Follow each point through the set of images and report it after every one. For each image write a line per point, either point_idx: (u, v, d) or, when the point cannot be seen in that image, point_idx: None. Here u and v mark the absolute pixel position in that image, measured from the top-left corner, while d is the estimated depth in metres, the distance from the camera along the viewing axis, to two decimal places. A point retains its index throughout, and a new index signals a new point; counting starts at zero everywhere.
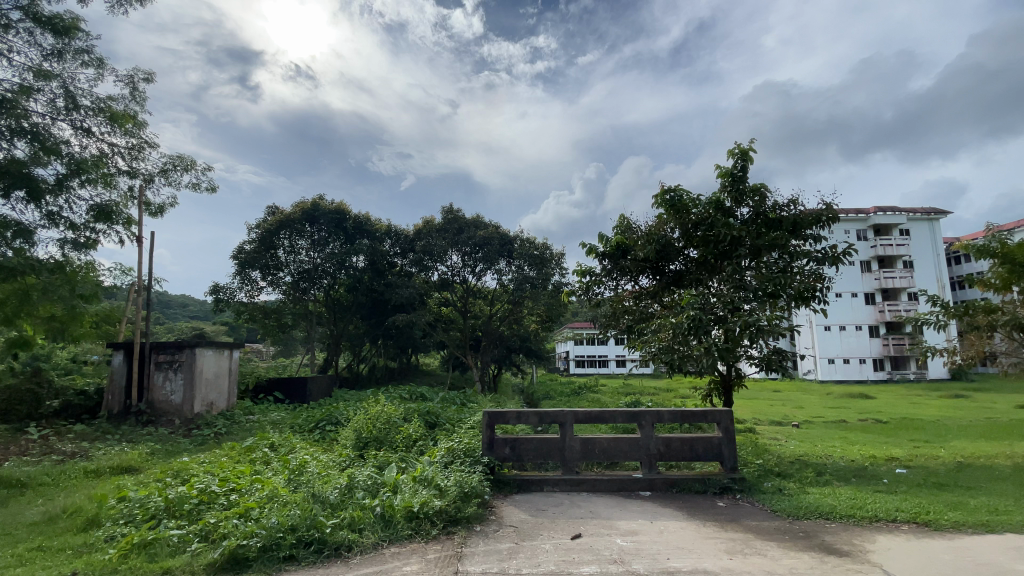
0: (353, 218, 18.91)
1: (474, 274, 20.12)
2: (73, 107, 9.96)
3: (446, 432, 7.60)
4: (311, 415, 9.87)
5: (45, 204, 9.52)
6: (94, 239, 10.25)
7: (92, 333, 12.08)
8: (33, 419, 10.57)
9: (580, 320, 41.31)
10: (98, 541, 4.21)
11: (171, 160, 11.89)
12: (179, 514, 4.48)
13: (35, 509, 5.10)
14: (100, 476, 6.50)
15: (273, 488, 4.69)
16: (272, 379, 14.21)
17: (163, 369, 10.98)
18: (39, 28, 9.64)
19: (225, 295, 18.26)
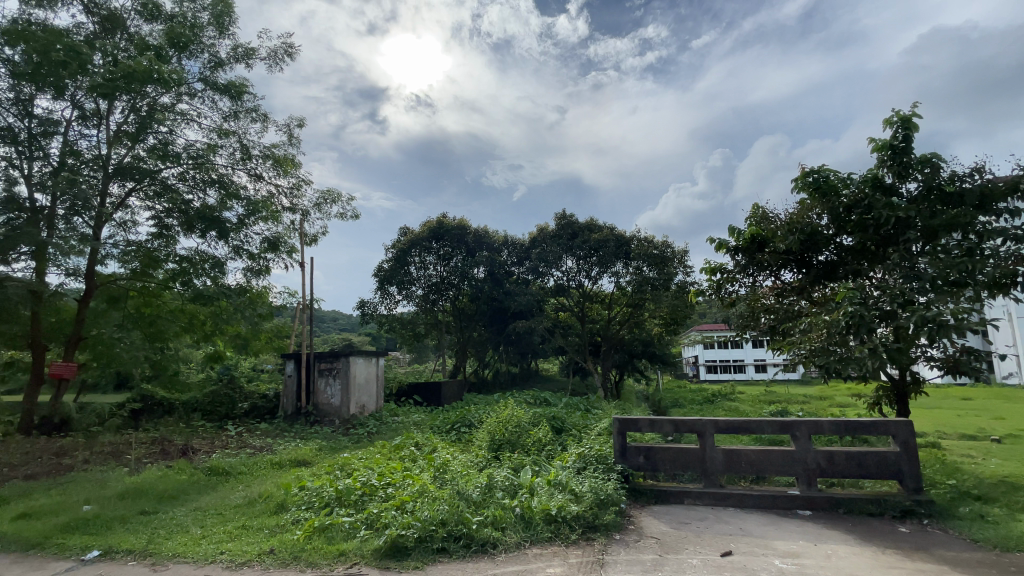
0: (474, 232, 19.90)
1: (590, 278, 19.90)
2: (247, 157, 11.98)
3: (575, 438, 7.59)
4: (446, 418, 10.58)
5: (231, 240, 11.54)
6: (266, 266, 12.14)
7: (269, 346, 14.33)
8: (230, 418, 12.86)
9: (709, 322, 38.68)
10: (286, 523, 4.94)
11: (322, 195, 13.67)
12: (347, 503, 5.09)
13: (239, 494, 6.16)
14: (282, 468, 7.64)
15: (422, 484, 5.09)
16: (411, 384, 15.50)
17: (325, 375, 12.60)
18: (219, 95, 11.80)
19: (368, 309, 20.44)
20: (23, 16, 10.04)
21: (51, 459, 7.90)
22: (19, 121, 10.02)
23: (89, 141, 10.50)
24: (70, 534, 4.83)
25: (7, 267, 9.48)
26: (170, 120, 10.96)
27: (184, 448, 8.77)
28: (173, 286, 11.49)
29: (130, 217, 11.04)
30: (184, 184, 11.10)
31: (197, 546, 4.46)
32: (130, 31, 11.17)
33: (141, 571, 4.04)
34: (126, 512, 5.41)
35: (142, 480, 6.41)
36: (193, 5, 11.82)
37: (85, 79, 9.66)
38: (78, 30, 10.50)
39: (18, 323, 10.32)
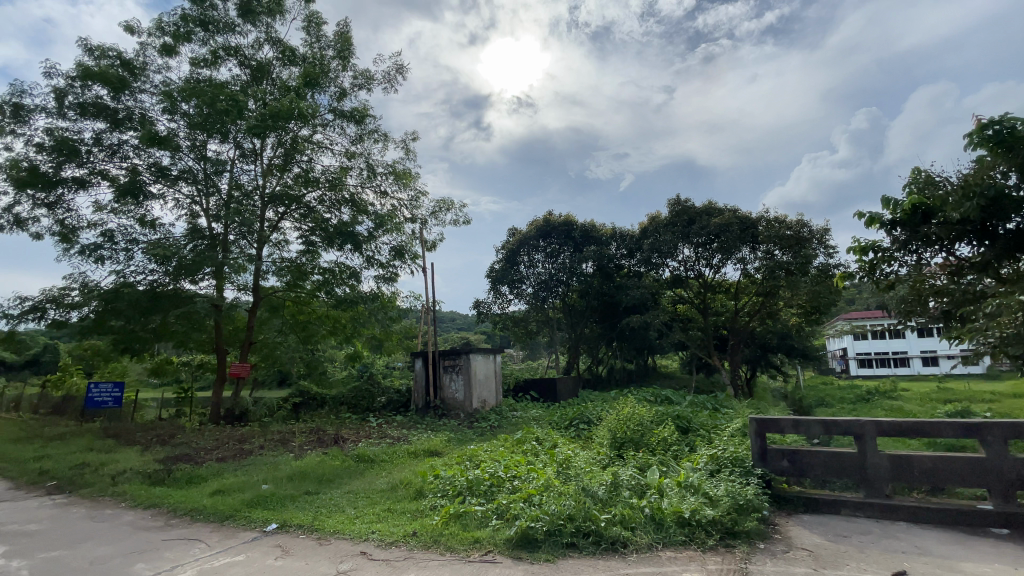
0: (581, 227, 19.71)
1: (712, 267, 18.61)
2: (373, 175, 13.18)
3: (704, 439, 7.15)
4: (565, 414, 10.61)
5: (364, 251, 12.79)
6: (394, 273, 13.24)
7: (399, 346, 15.61)
8: (371, 411, 14.25)
9: (857, 311, 33.90)
10: (425, 509, 5.33)
11: (438, 204, 14.55)
12: (478, 493, 5.35)
13: (383, 480, 6.80)
14: (417, 457, 8.27)
15: (547, 478, 5.17)
16: (528, 380, 15.83)
17: (449, 371, 13.39)
18: (346, 122, 13.14)
19: (483, 309, 21.30)
20: (196, 77, 12.11)
21: (237, 444, 9.43)
22: (198, 164, 12.12)
23: (249, 175, 12.36)
24: (253, 509, 5.72)
25: (196, 286, 11.53)
26: (308, 149, 12.45)
27: (335, 437, 9.92)
28: (319, 295, 13.07)
29: (282, 237, 12.77)
30: (322, 205, 12.54)
31: (352, 525, 5.01)
32: (274, 76, 12.90)
33: (309, 544, 4.65)
34: (294, 492, 6.26)
35: (304, 464, 7.37)
36: (320, 45, 13.31)
37: (243, 123, 11.37)
38: (235, 82, 12.40)
39: (206, 331, 12.50)
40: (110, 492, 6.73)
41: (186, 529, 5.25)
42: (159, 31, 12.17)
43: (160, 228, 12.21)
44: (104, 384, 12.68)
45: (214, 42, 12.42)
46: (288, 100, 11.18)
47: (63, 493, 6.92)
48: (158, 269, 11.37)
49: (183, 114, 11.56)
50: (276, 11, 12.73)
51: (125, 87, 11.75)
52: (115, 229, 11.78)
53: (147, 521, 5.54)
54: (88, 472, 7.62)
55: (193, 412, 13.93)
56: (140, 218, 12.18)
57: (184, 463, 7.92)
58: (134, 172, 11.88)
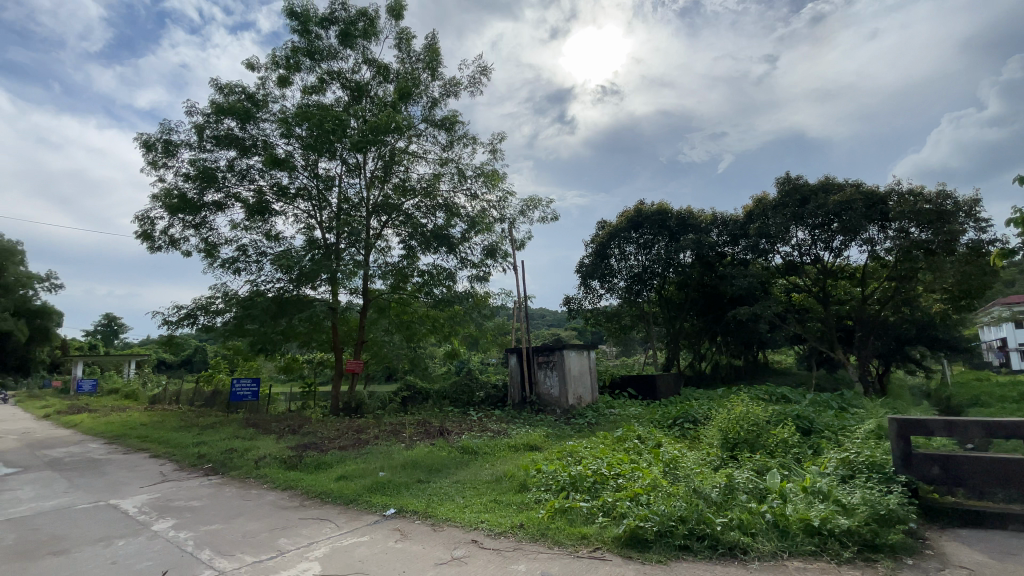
0: (676, 215, 18.77)
1: (832, 250, 16.80)
2: (463, 179, 13.65)
3: (830, 442, 6.46)
4: (667, 412, 10.20)
5: (458, 253, 13.29)
6: (487, 272, 13.60)
7: (495, 342, 16.03)
8: (471, 405, 14.81)
9: (1019, 295, 28.66)
10: (530, 502, 5.42)
11: (526, 202, 14.70)
12: (581, 488, 5.32)
13: (488, 471, 7.04)
14: (518, 451, 8.44)
15: (654, 478, 5.01)
16: (625, 376, 15.45)
17: (544, 367, 13.45)
18: (438, 130, 13.75)
19: (574, 304, 21.14)
20: (307, 102, 13.38)
21: (355, 434, 10.31)
22: (311, 182, 13.39)
23: (354, 188, 13.41)
24: (373, 494, 6.21)
25: (315, 291, 12.77)
26: (404, 159, 13.21)
27: (441, 429, 10.45)
28: (419, 295, 13.85)
29: (385, 244, 13.70)
30: (419, 211, 13.25)
31: (462, 513, 5.24)
32: (371, 94, 13.85)
33: (425, 529, 4.94)
34: (407, 479, 6.70)
35: (415, 453, 7.86)
36: (411, 59, 14.05)
37: (347, 140, 12.35)
38: (338, 103, 13.50)
39: (324, 331, 13.79)
40: (254, 474, 7.69)
41: (317, 510, 5.83)
42: (274, 65, 13.62)
43: (283, 241, 13.68)
44: (245, 379, 14.50)
45: (320, 69, 13.63)
46: (386, 114, 11.96)
47: (218, 474, 8.04)
48: (283, 278, 12.75)
49: (297, 137, 12.83)
50: (371, 33, 13.65)
51: (249, 118, 13.31)
52: (247, 244, 13.41)
53: (285, 501, 6.25)
54: (236, 457, 8.76)
55: (316, 405, 15.48)
56: (267, 234, 13.74)
57: (312, 450, 8.82)
58: (260, 192, 13.42)
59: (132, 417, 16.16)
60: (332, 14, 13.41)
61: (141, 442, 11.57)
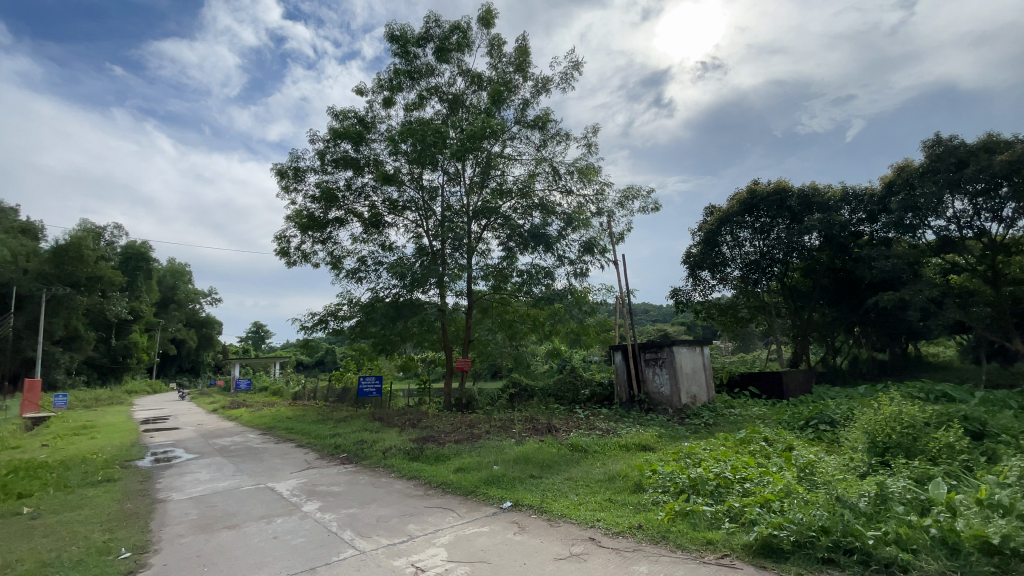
0: (797, 194, 17.02)
1: (1002, 219, 14.16)
2: (558, 176, 13.65)
3: (1012, 449, 5.43)
4: (796, 412, 9.30)
5: (556, 250, 13.33)
6: (586, 268, 13.45)
7: (598, 339, 15.81)
8: (577, 403, 14.76)
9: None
10: (648, 503, 5.26)
11: (625, 193, 14.28)
12: (703, 492, 5.04)
13: (599, 470, 6.97)
14: (630, 450, 8.25)
15: (787, 484, 4.60)
16: (745, 374, 14.37)
17: (652, 364, 12.94)
18: (531, 131, 13.89)
19: (683, 297, 20.10)
20: (410, 119, 14.29)
21: (468, 429, 10.81)
22: (418, 193, 14.29)
23: (456, 196, 14.06)
24: (490, 486, 6.46)
25: (425, 295, 13.60)
26: (500, 163, 13.55)
27: (549, 426, 10.56)
28: (520, 294, 14.13)
29: (485, 247, 14.15)
30: (517, 213, 13.51)
31: (578, 510, 5.25)
32: (467, 103, 14.41)
33: (542, 524, 5.04)
34: (520, 474, 6.87)
35: (526, 449, 8.02)
36: (502, 64, 14.35)
37: (447, 150, 12.96)
38: (438, 116, 14.25)
39: (435, 332, 14.64)
40: (383, 464, 8.42)
41: (439, 499, 6.21)
42: (380, 88, 14.74)
43: (395, 250, 14.77)
44: (369, 377, 15.89)
45: (419, 86, 14.48)
46: (481, 121, 12.34)
47: (352, 462, 8.93)
48: (397, 284, 13.74)
49: (403, 152, 13.75)
50: (464, 45, 14.20)
51: (362, 140, 14.56)
52: (366, 255, 14.68)
53: (411, 490, 6.75)
54: (366, 447, 9.65)
55: (431, 401, 16.50)
56: (381, 244, 14.94)
57: (431, 443, 9.43)
58: (374, 207, 14.61)
59: (280, 412, 18.53)
60: (427, 32, 14.15)
61: (289, 433, 13.23)
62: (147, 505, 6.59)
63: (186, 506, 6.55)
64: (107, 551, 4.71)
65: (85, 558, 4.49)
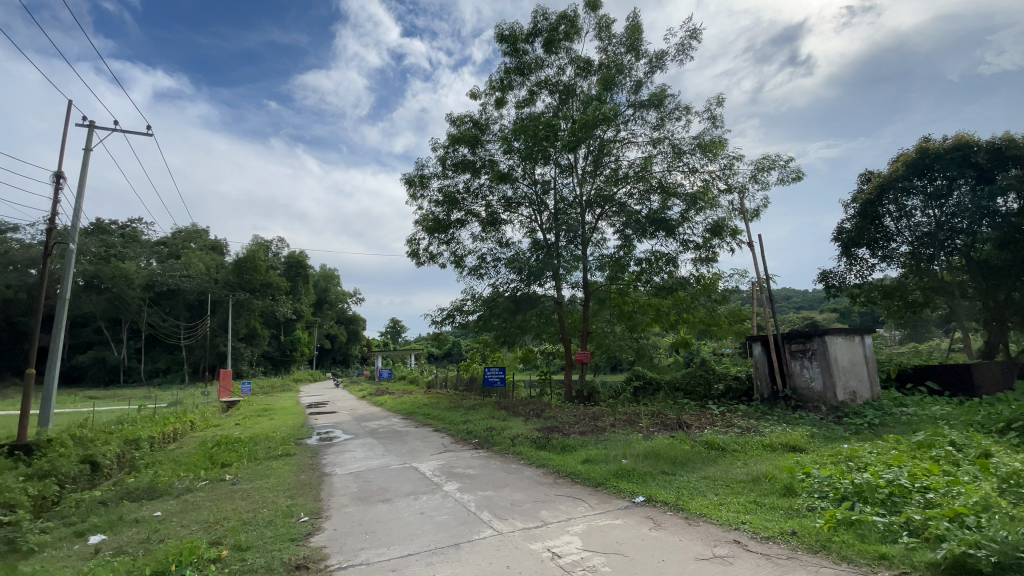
0: (986, 147, 14.01)
1: None
2: (679, 155, 12.86)
3: None
4: (994, 413, 7.67)
5: (679, 236, 12.63)
6: (714, 253, 12.53)
7: (731, 329, 14.64)
8: (709, 397, 13.81)
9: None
10: (802, 508, 4.74)
11: (758, 165, 12.99)
12: (872, 501, 4.41)
13: (741, 470, 6.44)
14: (776, 451, 7.50)
15: (986, 496, 3.82)
16: (919, 367, 12.23)
17: (799, 357, 11.56)
18: (646, 111, 13.28)
19: (835, 280, 17.75)
20: (521, 116, 14.54)
21: (592, 421, 10.75)
22: (532, 188, 14.50)
23: (569, 187, 14.00)
24: (620, 480, 6.35)
25: (543, 288, 13.80)
26: (615, 148, 13.16)
27: (679, 421, 10.05)
28: (640, 283, 13.67)
29: (601, 236, 13.90)
30: (633, 199, 13.05)
31: (720, 511, 4.93)
32: (578, 92, 14.24)
33: (680, 521, 4.83)
34: (652, 469, 6.64)
35: (656, 444, 7.72)
36: (613, 46, 13.89)
37: (559, 142, 12.91)
38: (550, 109, 14.30)
39: (555, 324, 14.79)
40: (512, 451, 8.75)
41: (570, 488, 6.28)
42: (492, 90, 15.21)
43: (512, 246, 15.19)
44: (494, 368, 16.57)
45: (530, 82, 14.64)
46: (593, 109, 12.02)
47: (484, 448, 9.42)
48: (515, 279, 14.10)
49: (516, 150, 14.01)
50: (572, 33, 14.04)
51: (477, 142, 15.20)
52: (486, 252, 15.31)
53: (541, 477, 6.92)
54: (495, 435, 10.10)
55: (553, 392, 16.71)
56: (499, 241, 15.46)
57: (556, 433, 9.55)
58: (491, 205, 15.17)
59: (417, 399, 20.24)
60: (536, 27, 14.21)
61: (426, 419, 14.40)
62: (317, 477, 7.66)
63: (346, 480, 7.48)
64: (290, 514, 5.56)
65: (274, 519, 5.35)
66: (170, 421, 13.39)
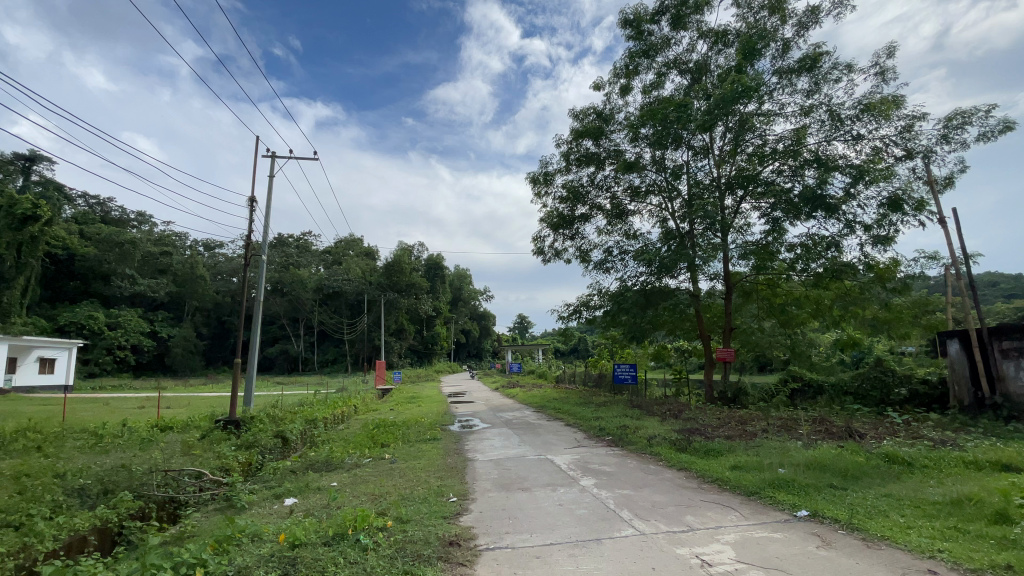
0: None
1: None
2: (841, 123, 11.17)
3: None
4: None
5: (843, 215, 11.01)
6: (891, 232, 10.65)
7: (912, 323, 12.33)
8: (887, 403, 11.79)
9: None
10: (1023, 540, 3.80)
11: (948, 122, 10.72)
12: None
13: (935, 490, 5.37)
14: (984, 470, 6.12)
15: None
16: None
17: (1017, 358, 9.33)
18: (796, 76, 11.78)
19: None
20: (648, 100, 13.90)
21: (739, 425, 9.88)
22: (661, 175, 13.78)
23: (704, 170, 13.03)
24: (778, 490, 5.73)
25: (676, 281, 13.09)
26: (758, 123, 11.89)
27: (848, 430, 8.76)
28: (793, 272, 12.20)
29: (744, 221, 12.71)
30: (783, 176, 11.68)
31: (907, 535, 4.18)
32: (713, 68, 13.16)
33: (855, 542, 4.19)
34: (816, 481, 5.88)
35: (821, 454, 6.81)
36: (752, 10, 12.58)
37: (693, 123, 12.05)
38: (680, 89, 13.44)
39: (692, 319, 13.90)
40: (650, 451, 8.42)
41: (718, 495, 5.84)
42: (617, 78, 14.76)
43: (641, 237, 14.62)
44: (625, 365, 16.14)
45: (657, 64, 13.92)
46: (731, 81, 10.98)
47: (619, 446, 9.23)
48: (645, 272, 13.54)
49: (643, 137, 13.43)
50: (702, 4, 13.00)
51: (602, 133, 14.90)
52: (612, 245, 14.96)
53: (684, 481, 6.55)
54: (630, 433, 9.84)
55: (691, 391, 15.73)
56: (626, 233, 14.98)
57: (697, 435, 8.97)
58: (617, 197, 14.76)
59: (548, 393, 20.60)
60: (662, 4, 13.45)
61: (558, 413, 14.60)
62: (462, 462, 8.23)
63: (487, 466, 7.90)
64: (440, 494, 6.04)
65: (427, 497, 5.87)
66: (338, 405, 15.46)
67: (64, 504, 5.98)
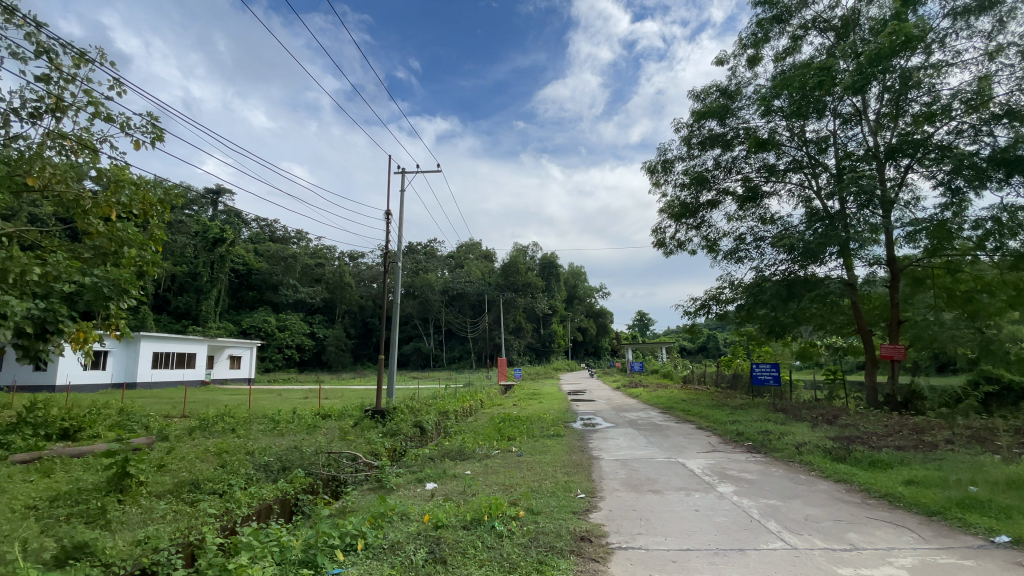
0: None
1: None
2: None
3: None
4: None
5: None
6: None
7: None
8: None
9: None
10: None
11: None
12: None
13: None
14: None
15: None
16: None
17: None
18: (978, 15, 9.71)
19: None
20: (782, 69, 12.54)
21: (911, 434, 8.46)
22: (803, 151, 12.32)
23: (857, 140, 11.37)
24: (968, 512, 4.79)
25: (825, 268, 11.62)
26: (925, 77, 10.05)
27: None
28: (981, 252, 10.12)
29: (911, 195, 10.87)
30: (962, 138, 9.74)
31: None
32: (864, 21, 11.41)
33: None
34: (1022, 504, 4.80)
35: None
36: None
37: (839, 87, 10.57)
38: (821, 52, 11.91)
39: (845, 311, 12.23)
40: (798, 460, 7.57)
41: (889, 513, 5.05)
42: (743, 49, 13.52)
43: (779, 221, 13.25)
44: (764, 364, 14.69)
45: (792, 28, 12.49)
46: (889, 31, 9.41)
47: (761, 452, 8.44)
48: (786, 260, 12.23)
49: (778, 109, 12.11)
50: None
51: (728, 112, 13.77)
52: (745, 232, 13.77)
53: (843, 494, 5.78)
54: (774, 439, 8.95)
55: (846, 394, 13.81)
56: (761, 217, 13.69)
57: (858, 444, 7.86)
58: (749, 179, 13.53)
59: (674, 394, 19.59)
60: None
61: (687, 414, 13.82)
62: (588, 459, 8.19)
63: (614, 465, 7.78)
64: (569, 489, 6.09)
65: (557, 491, 5.96)
66: (467, 399, 16.36)
67: (255, 477, 7.20)
